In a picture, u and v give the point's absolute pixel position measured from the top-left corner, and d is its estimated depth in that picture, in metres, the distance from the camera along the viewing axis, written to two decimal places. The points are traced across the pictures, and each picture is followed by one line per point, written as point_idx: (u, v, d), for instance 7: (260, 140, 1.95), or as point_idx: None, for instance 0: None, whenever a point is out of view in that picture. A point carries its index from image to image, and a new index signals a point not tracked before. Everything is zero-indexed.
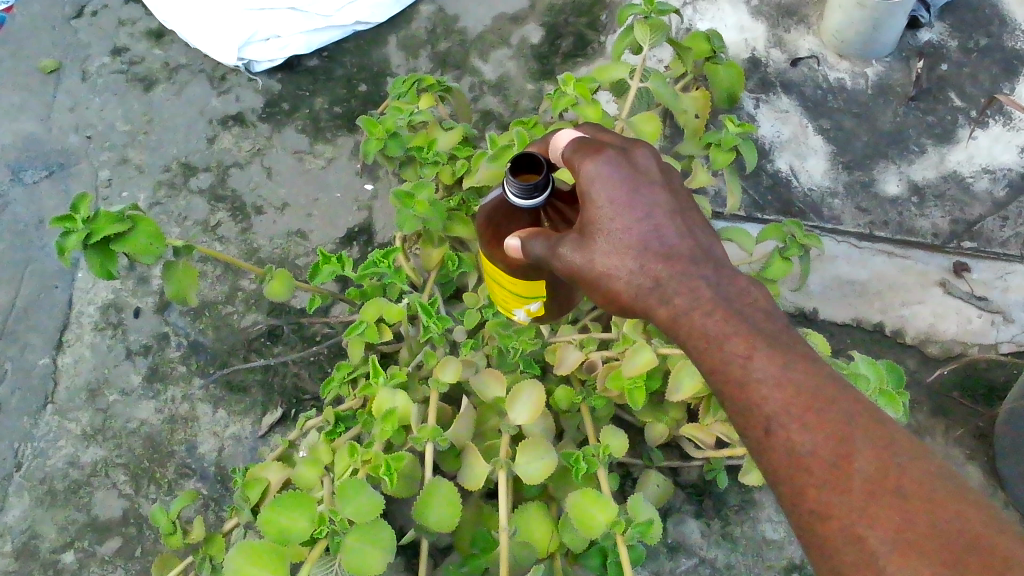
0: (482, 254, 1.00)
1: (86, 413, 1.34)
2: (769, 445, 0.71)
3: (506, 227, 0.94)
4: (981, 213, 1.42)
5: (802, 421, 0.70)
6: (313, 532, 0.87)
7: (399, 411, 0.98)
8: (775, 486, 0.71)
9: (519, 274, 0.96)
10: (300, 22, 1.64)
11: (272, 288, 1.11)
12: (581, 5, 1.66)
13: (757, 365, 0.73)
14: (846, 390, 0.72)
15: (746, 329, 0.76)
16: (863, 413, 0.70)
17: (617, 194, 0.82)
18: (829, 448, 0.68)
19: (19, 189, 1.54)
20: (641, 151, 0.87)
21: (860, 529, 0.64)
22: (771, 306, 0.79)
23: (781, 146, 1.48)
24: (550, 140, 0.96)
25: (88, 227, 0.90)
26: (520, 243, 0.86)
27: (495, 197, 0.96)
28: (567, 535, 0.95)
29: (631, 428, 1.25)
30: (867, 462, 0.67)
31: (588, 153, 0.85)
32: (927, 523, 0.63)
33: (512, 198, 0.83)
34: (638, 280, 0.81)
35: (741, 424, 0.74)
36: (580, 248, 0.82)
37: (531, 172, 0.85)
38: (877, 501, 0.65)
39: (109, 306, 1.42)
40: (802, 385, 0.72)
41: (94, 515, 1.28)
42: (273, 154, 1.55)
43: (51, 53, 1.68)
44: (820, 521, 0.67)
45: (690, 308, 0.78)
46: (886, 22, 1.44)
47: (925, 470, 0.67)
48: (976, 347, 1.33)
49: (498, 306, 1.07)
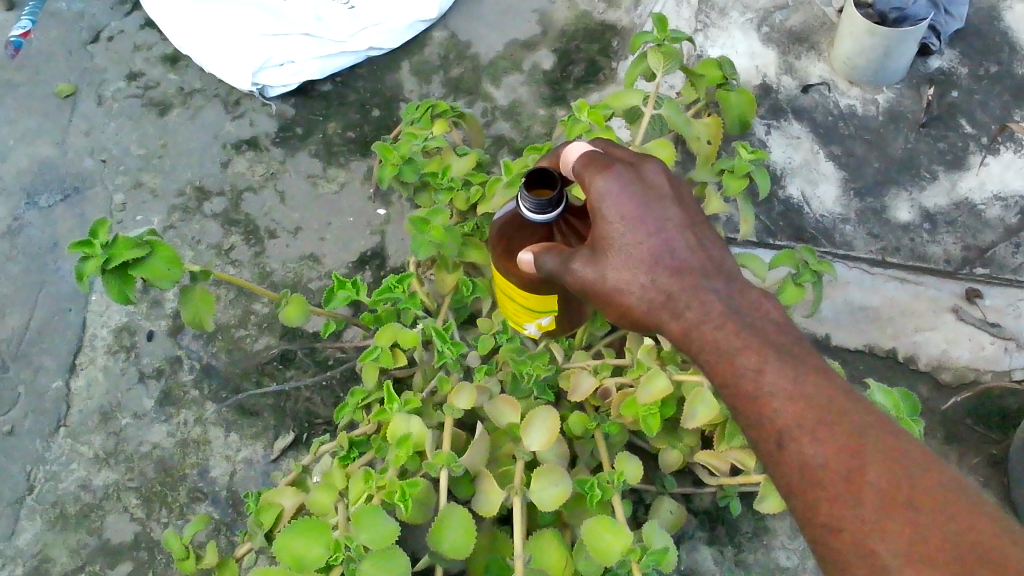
0: (494, 268, 1.03)
1: (98, 436, 1.35)
2: (782, 458, 0.74)
3: (519, 242, 0.96)
4: (994, 240, 1.43)
5: (814, 433, 0.73)
6: (329, 559, 0.86)
7: (413, 437, 0.97)
8: (789, 497, 0.74)
9: (532, 288, 0.99)
10: (314, 47, 1.66)
11: (287, 313, 1.11)
12: (593, 32, 1.68)
13: (768, 378, 0.77)
14: (858, 402, 0.75)
15: (757, 341, 0.79)
16: (874, 425, 0.73)
17: (628, 210, 0.85)
18: (841, 461, 0.71)
19: (33, 213, 1.55)
20: (650, 165, 0.89)
21: (871, 542, 0.67)
22: (783, 317, 0.83)
23: (792, 172, 1.49)
24: (561, 152, 0.97)
25: (107, 253, 0.90)
26: (533, 258, 0.90)
27: (508, 211, 0.98)
28: (581, 562, 0.94)
29: (644, 454, 1.25)
30: (879, 475, 0.70)
31: (597, 169, 0.87)
32: (939, 536, 0.66)
33: (527, 213, 0.84)
34: (650, 295, 0.84)
35: (754, 436, 0.77)
36: (592, 263, 0.85)
37: (545, 186, 0.86)
38: (889, 515, 0.68)
39: (121, 329, 1.42)
40: (813, 398, 0.74)
41: (105, 539, 1.27)
42: (286, 179, 1.56)
43: (68, 77, 1.70)
44: (832, 534, 0.70)
45: (701, 322, 0.82)
46: (897, 49, 1.45)
47: (937, 481, 0.69)
48: (989, 373, 1.32)
49: (510, 320, 1.11)
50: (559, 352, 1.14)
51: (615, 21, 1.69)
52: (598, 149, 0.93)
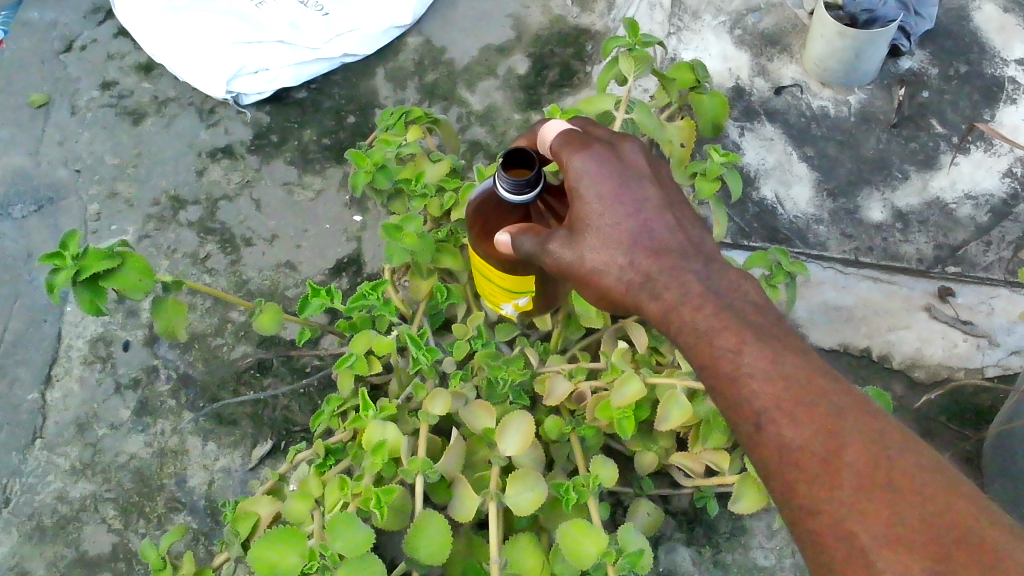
0: (472, 250, 1.04)
1: (74, 447, 1.34)
2: (759, 439, 0.76)
3: (495, 222, 0.98)
4: (965, 238, 1.44)
5: (793, 415, 0.75)
6: (304, 567, 0.87)
7: (388, 444, 0.98)
8: (767, 478, 0.76)
9: (509, 268, 1.00)
10: (288, 54, 1.65)
11: (260, 322, 1.11)
12: (566, 36, 1.69)
13: (746, 358, 0.78)
14: (837, 384, 0.76)
15: (736, 322, 0.80)
16: (851, 404, 0.75)
17: (605, 189, 0.86)
18: (819, 442, 0.73)
19: (7, 224, 1.54)
20: (628, 144, 0.91)
21: (850, 524, 0.69)
22: (762, 298, 0.84)
23: (766, 174, 1.50)
24: (539, 131, 0.98)
25: (77, 264, 0.90)
26: (510, 239, 0.90)
27: (485, 191, 1.00)
28: (558, 565, 0.94)
29: (622, 456, 1.26)
30: (857, 456, 0.71)
31: (575, 147, 0.89)
32: (918, 517, 0.67)
33: (505, 193, 0.85)
34: (628, 276, 0.85)
35: (732, 416, 0.78)
36: (570, 244, 0.87)
37: (523, 166, 0.89)
38: (866, 496, 0.69)
39: (97, 340, 1.42)
40: (791, 378, 0.76)
41: (83, 550, 1.27)
42: (262, 186, 1.56)
43: (40, 88, 1.69)
44: (810, 516, 0.71)
45: (679, 303, 0.83)
46: (867, 51, 1.46)
47: (915, 462, 0.71)
48: (962, 370, 1.33)
49: (486, 299, 1.13)
50: (534, 355, 1.14)
51: (589, 25, 1.70)
52: (575, 127, 0.95)
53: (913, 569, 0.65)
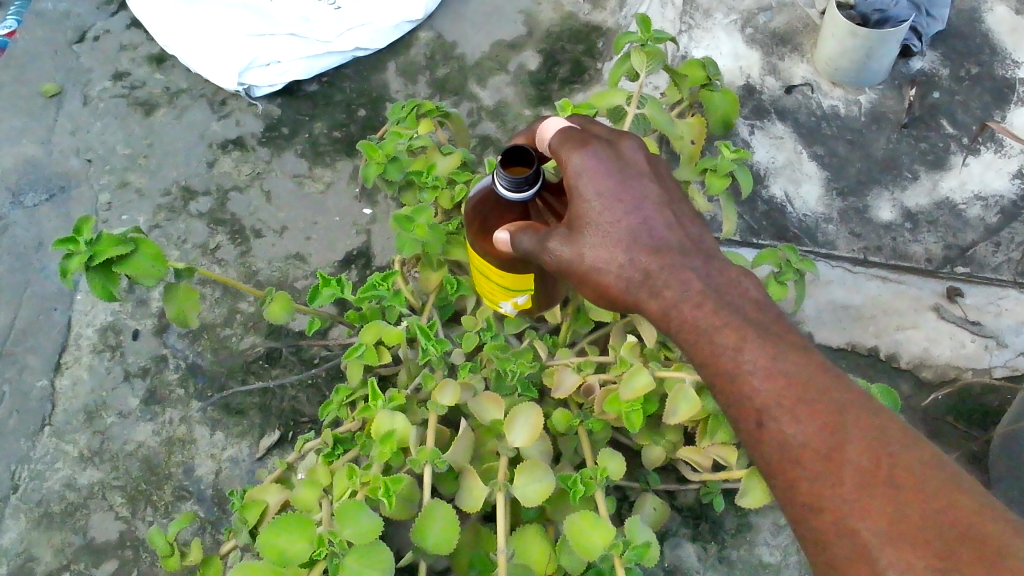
0: (471, 246, 1.04)
1: (83, 434, 1.35)
2: (761, 437, 0.76)
3: (494, 220, 0.98)
4: (974, 239, 1.44)
5: (794, 413, 0.75)
6: (313, 553, 0.87)
7: (397, 433, 0.98)
8: (770, 475, 0.76)
9: (507, 266, 1.00)
10: (300, 47, 1.66)
11: (272, 311, 1.11)
12: (578, 33, 1.69)
13: (746, 355, 0.78)
14: (837, 381, 0.77)
15: (736, 320, 0.81)
16: (853, 402, 0.75)
17: (605, 187, 0.86)
18: (820, 440, 0.73)
19: (19, 212, 1.55)
20: (627, 142, 0.91)
21: (853, 522, 0.69)
22: (762, 296, 0.84)
23: (776, 172, 1.50)
24: (538, 129, 0.99)
25: (91, 249, 0.91)
26: (509, 236, 0.88)
27: (484, 189, 0.99)
28: (564, 557, 0.95)
29: (629, 451, 1.26)
30: (858, 453, 0.72)
31: (573, 146, 0.88)
32: (920, 514, 0.68)
33: (503, 190, 0.85)
34: (628, 274, 0.85)
35: (735, 415, 0.79)
36: (569, 242, 0.86)
37: (522, 164, 0.89)
38: (868, 493, 0.70)
39: (107, 328, 1.43)
40: (791, 375, 0.76)
41: (90, 538, 1.27)
42: (272, 178, 1.56)
43: (53, 78, 1.70)
44: (813, 513, 0.72)
45: (679, 301, 0.83)
46: (878, 51, 1.46)
47: (916, 459, 0.71)
48: (969, 371, 1.33)
49: (487, 297, 1.12)
50: (543, 348, 1.14)
51: (600, 22, 1.70)
52: (574, 125, 0.95)
53: (915, 566, 0.65)
